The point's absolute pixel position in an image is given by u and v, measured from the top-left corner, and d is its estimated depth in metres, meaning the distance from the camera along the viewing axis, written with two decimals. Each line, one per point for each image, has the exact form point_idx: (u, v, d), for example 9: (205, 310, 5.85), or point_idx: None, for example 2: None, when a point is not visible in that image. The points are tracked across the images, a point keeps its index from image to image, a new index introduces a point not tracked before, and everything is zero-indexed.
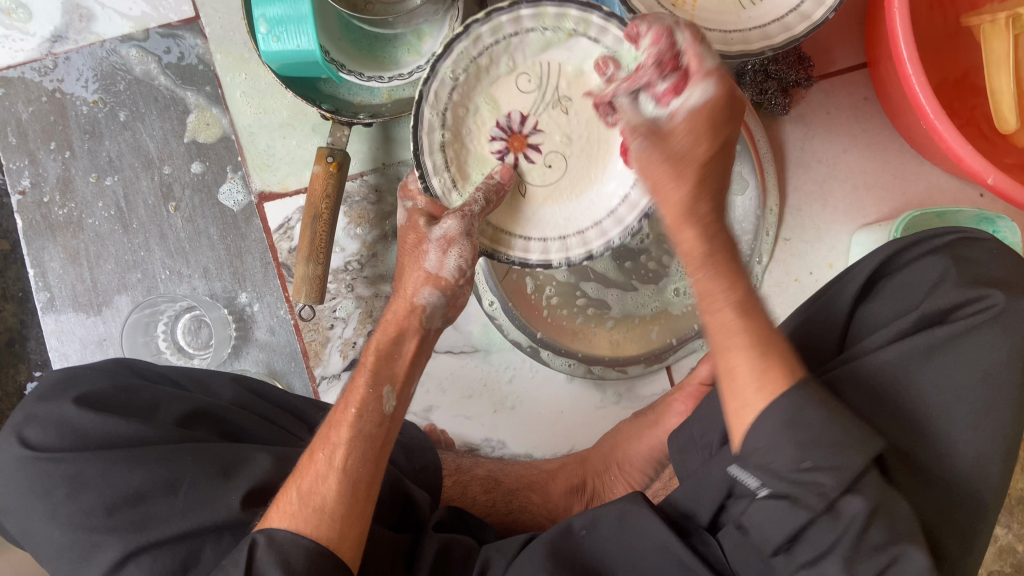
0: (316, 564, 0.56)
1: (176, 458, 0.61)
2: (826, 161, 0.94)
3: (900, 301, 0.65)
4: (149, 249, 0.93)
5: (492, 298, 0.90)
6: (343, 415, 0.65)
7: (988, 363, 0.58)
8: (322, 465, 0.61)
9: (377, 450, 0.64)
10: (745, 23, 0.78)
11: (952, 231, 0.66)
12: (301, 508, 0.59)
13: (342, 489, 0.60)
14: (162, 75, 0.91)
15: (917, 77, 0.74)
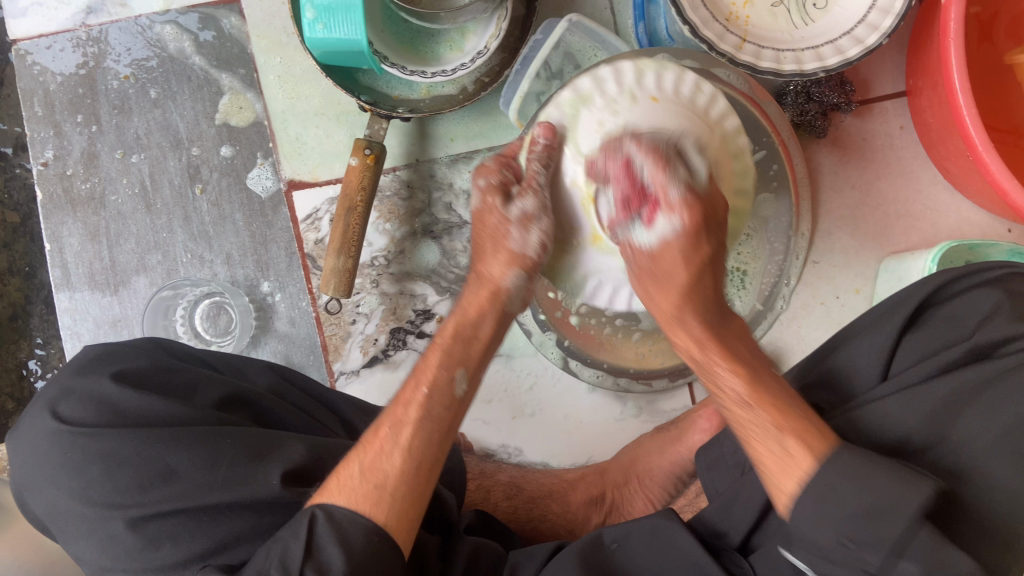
0: (374, 545, 0.55)
1: (212, 442, 0.60)
2: (859, 187, 0.94)
3: (950, 331, 0.64)
4: (172, 231, 0.91)
5: None
6: (412, 394, 0.62)
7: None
8: (386, 441, 0.60)
9: (446, 433, 0.62)
10: (798, 43, 0.79)
11: (1000, 265, 0.65)
12: (362, 484, 0.57)
13: (406, 468, 0.59)
14: (197, 54, 0.89)
15: (968, 108, 0.74)
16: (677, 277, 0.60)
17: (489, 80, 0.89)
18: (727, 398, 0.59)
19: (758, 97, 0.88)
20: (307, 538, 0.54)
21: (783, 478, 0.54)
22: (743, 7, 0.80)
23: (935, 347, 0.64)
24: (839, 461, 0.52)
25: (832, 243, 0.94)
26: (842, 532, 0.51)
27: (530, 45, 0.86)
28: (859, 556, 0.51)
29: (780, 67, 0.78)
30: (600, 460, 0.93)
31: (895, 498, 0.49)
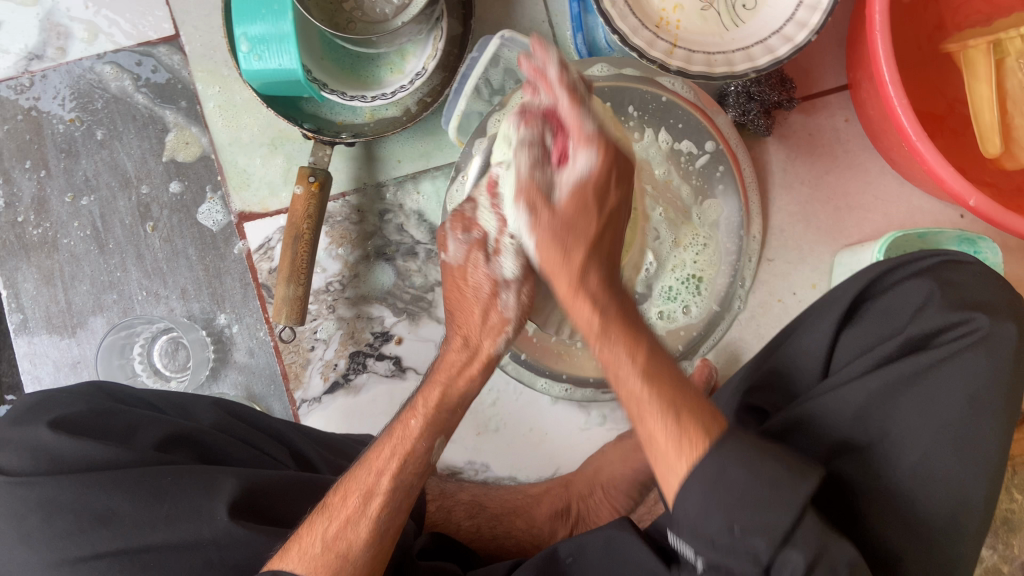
0: None
1: (153, 481, 0.60)
2: (809, 182, 0.94)
3: (884, 323, 0.64)
4: (125, 270, 0.92)
5: None
6: (384, 463, 0.61)
7: (971, 390, 0.58)
8: (354, 511, 0.58)
9: (409, 503, 0.61)
10: (728, 45, 0.79)
11: (935, 253, 0.67)
12: (324, 554, 0.56)
13: (372, 537, 0.58)
14: (140, 94, 0.90)
15: (898, 99, 0.75)
16: (584, 225, 0.59)
17: (430, 100, 0.89)
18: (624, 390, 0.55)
19: (705, 107, 0.89)
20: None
21: (673, 460, 0.50)
22: (673, 12, 0.80)
23: (870, 340, 0.64)
24: (728, 449, 0.49)
25: (785, 240, 0.94)
26: (733, 518, 0.47)
27: (467, 63, 0.86)
28: (749, 545, 0.46)
29: (712, 70, 0.78)
30: (567, 471, 0.93)
31: (783, 482, 0.47)
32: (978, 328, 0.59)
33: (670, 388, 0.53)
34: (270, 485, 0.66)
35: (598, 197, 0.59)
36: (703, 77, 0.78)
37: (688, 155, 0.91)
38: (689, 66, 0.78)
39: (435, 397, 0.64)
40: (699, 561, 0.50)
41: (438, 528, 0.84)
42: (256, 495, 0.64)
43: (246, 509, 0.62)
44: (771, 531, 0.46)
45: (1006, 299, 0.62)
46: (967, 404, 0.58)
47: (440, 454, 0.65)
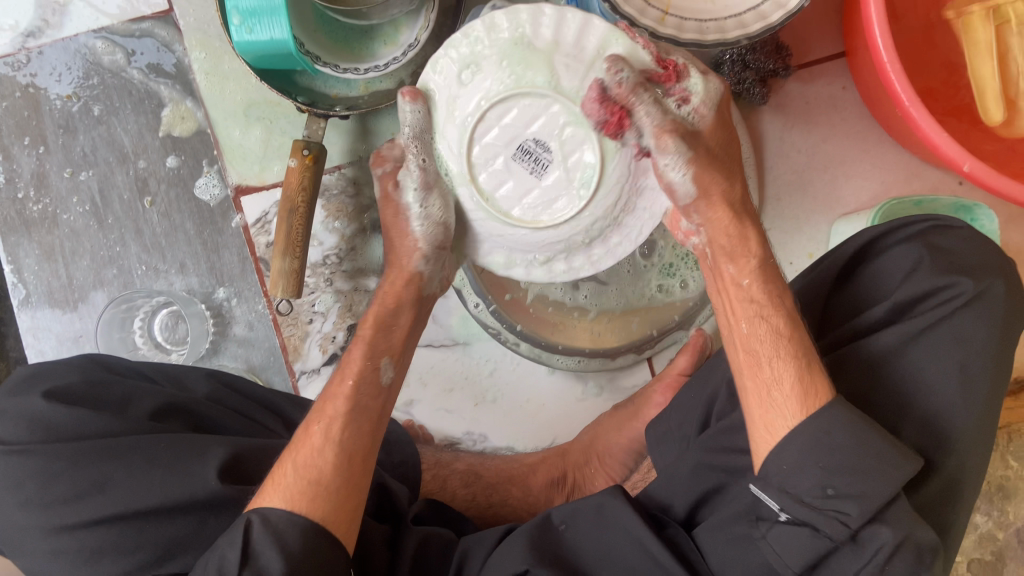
0: (316, 540, 0.57)
1: (146, 447, 0.62)
2: (806, 151, 0.93)
3: (879, 286, 0.64)
4: (125, 244, 0.93)
5: (477, 299, 0.89)
6: (339, 388, 0.66)
7: (959, 357, 0.58)
8: (317, 439, 0.62)
9: (373, 424, 0.66)
10: (721, 12, 0.78)
11: (925, 218, 0.66)
12: (296, 482, 0.60)
13: (339, 459, 0.62)
14: (134, 69, 0.91)
15: (893, 65, 0.74)
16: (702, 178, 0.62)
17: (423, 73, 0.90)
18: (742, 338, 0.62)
19: None
20: (243, 545, 0.55)
21: (790, 406, 0.57)
22: None
23: (863, 302, 0.65)
24: (834, 416, 0.55)
25: (781, 209, 0.94)
26: (830, 480, 0.54)
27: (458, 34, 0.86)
28: (838, 506, 0.54)
29: (703, 38, 0.77)
30: (564, 440, 0.94)
31: (888, 455, 0.54)
32: (967, 292, 0.59)
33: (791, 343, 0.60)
34: (259, 453, 0.67)
35: (731, 162, 0.65)
36: (696, 45, 0.77)
37: None
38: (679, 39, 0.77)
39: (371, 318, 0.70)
40: (783, 514, 0.56)
41: (434, 496, 0.86)
42: (244, 466, 0.65)
43: (234, 473, 0.64)
44: (864, 500, 0.53)
45: (996, 262, 0.62)
46: (958, 371, 0.58)
47: (393, 374, 0.69)
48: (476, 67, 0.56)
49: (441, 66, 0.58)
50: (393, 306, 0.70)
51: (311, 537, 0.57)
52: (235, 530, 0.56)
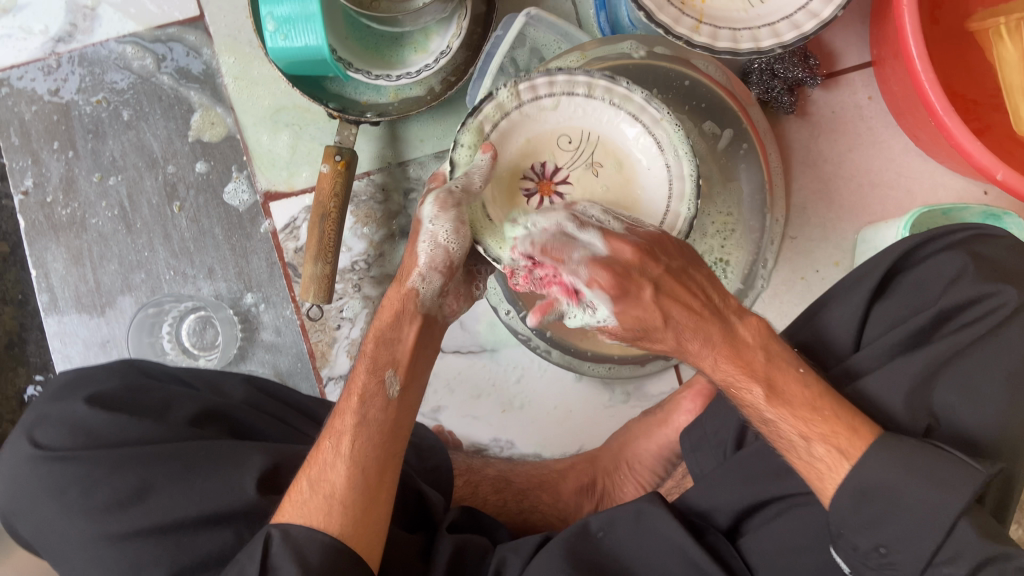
0: (336, 559, 0.56)
1: (187, 454, 0.61)
2: (832, 160, 0.94)
3: (922, 295, 0.65)
4: (153, 249, 0.93)
5: (507, 306, 0.89)
6: (347, 404, 0.65)
7: (1010, 367, 0.59)
8: (328, 455, 0.62)
9: (385, 439, 0.64)
10: (753, 21, 0.79)
11: (965, 227, 0.66)
12: (313, 497, 0.59)
13: (353, 475, 0.61)
14: (165, 74, 0.91)
15: (926, 74, 0.75)
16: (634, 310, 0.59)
17: (455, 80, 0.90)
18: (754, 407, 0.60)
19: (734, 91, 0.89)
20: (263, 558, 0.55)
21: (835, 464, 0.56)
22: None
23: (903, 314, 0.65)
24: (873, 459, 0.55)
25: (807, 218, 0.94)
26: (880, 538, 0.54)
27: (490, 41, 0.87)
28: (891, 560, 0.54)
29: (737, 48, 0.78)
30: (591, 448, 0.94)
31: (934, 496, 0.53)
32: (1012, 304, 0.60)
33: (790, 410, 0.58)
34: (298, 459, 0.67)
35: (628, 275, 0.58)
36: (729, 54, 0.78)
37: (713, 135, 0.91)
38: (714, 43, 0.78)
39: (375, 335, 0.67)
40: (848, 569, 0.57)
41: (466, 502, 0.84)
42: (282, 473, 0.64)
43: (272, 486, 0.63)
44: (913, 548, 0.53)
45: None
46: (1007, 380, 0.59)
47: (402, 387, 0.67)
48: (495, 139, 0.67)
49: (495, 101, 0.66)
50: (392, 319, 0.68)
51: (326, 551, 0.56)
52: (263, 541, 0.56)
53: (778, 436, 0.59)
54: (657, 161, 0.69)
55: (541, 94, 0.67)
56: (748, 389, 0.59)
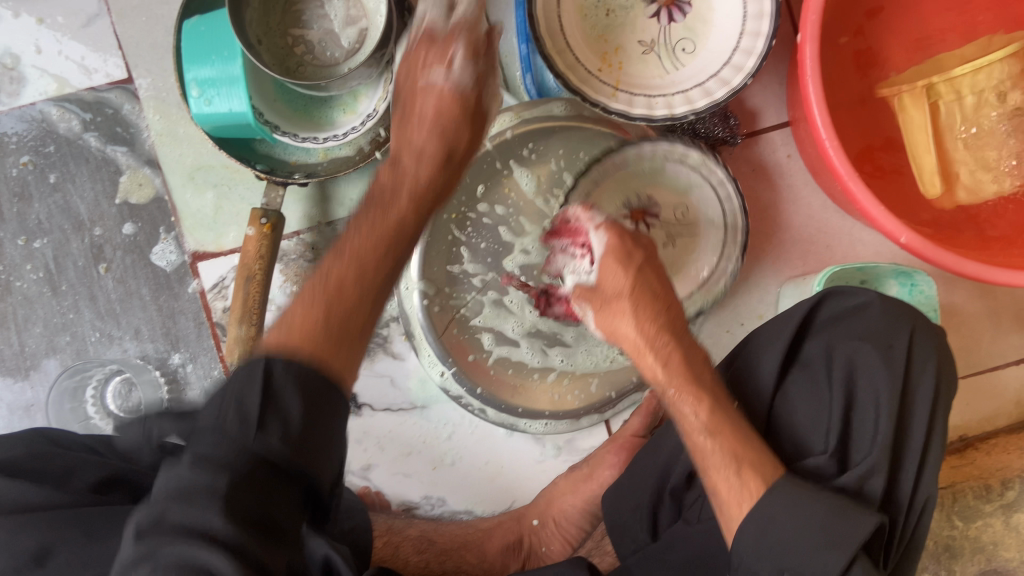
0: (331, 408, 0.52)
1: (86, 519, 0.61)
2: (754, 216, 0.96)
3: (808, 374, 0.70)
4: (79, 311, 0.92)
5: (442, 368, 0.88)
6: (360, 245, 0.63)
7: (914, 428, 0.66)
8: (343, 296, 0.59)
9: (386, 281, 0.64)
10: (668, 88, 0.81)
11: (849, 302, 0.72)
12: (315, 322, 0.57)
13: (359, 309, 0.60)
14: (91, 136, 0.91)
15: (831, 142, 0.77)
16: (653, 328, 0.71)
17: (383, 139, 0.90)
18: (688, 424, 0.68)
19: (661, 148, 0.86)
20: (267, 383, 0.51)
21: (735, 500, 0.63)
22: (615, 54, 0.82)
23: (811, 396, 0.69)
24: (777, 497, 0.62)
25: None
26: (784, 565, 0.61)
27: None
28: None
29: (652, 112, 0.79)
30: (522, 503, 0.95)
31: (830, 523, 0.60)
32: (901, 347, 0.67)
33: (730, 436, 0.65)
34: None
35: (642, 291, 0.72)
36: (645, 119, 0.79)
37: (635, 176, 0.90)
38: (670, 142, 0.83)
39: (387, 224, 0.67)
40: None
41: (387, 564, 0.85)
42: None
43: None
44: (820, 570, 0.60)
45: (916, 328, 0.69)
46: (915, 442, 0.65)
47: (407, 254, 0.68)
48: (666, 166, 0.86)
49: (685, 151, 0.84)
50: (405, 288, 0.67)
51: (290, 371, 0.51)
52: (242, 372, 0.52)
53: (705, 458, 0.65)
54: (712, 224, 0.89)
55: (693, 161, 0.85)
56: (692, 398, 0.68)
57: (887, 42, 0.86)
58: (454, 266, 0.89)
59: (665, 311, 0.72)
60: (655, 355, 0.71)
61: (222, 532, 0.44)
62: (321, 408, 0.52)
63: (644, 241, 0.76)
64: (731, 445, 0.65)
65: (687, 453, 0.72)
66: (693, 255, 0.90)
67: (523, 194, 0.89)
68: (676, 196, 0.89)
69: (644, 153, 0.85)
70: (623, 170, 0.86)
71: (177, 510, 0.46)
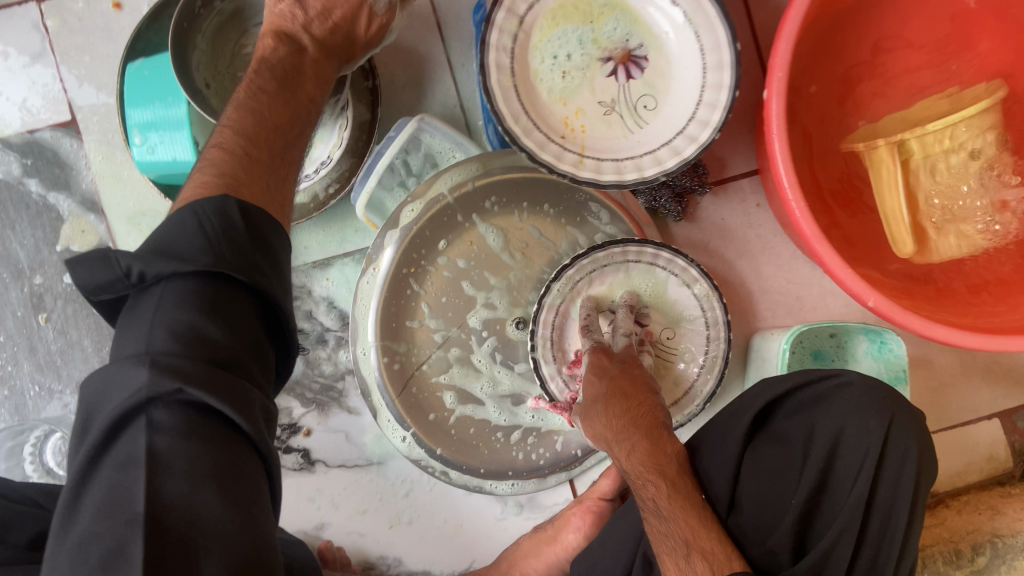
0: (210, 286, 0.50)
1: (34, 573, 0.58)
2: (721, 267, 0.94)
3: (785, 451, 0.71)
4: (17, 363, 0.88)
5: (403, 433, 0.85)
6: (238, 116, 0.65)
7: (889, 496, 0.67)
8: (224, 153, 0.61)
9: (274, 128, 0.65)
10: (636, 149, 0.79)
11: (827, 378, 0.72)
12: (205, 176, 0.58)
13: (243, 151, 0.61)
14: (32, 181, 0.87)
15: (797, 204, 0.73)
16: (621, 419, 0.74)
17: (339, 188, 0.86)
18: (650, 512, 0.69)
19: (635, 215, 0.86)
20: (159, 308, 0.48)
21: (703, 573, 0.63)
22: (577, 118, 0.80)
23: (779, 461, 0.71)
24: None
25: None
26: None
27: (382, 143, 0.83)
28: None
29: (622, 177, 0.77)
30: (483, 563, 0.91)
31: None
32: (879, 429, 0.68)
33: (684, 507, 0.68)
34: None
35: (632, 398, 0.75)
36: (616, 186, 0.77)
37: (596, 219, 0.87)
38: (688, 263, 0.83)
39: (264, 87, 0.67)
40: None
41: None
42: None
43: None
44: None
45: (896, 402, 0.70)
46: (889, 507, 0.67)
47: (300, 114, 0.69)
48: (670, 283, 0.85)
49: (681, 276, 0.84)
50: (295, 116, 0.68)
51: (213, 215, 0.52)
52: (159, 299, 0.49)
53: (668, 537, 0.66)
54: (702, 338, 0.86)
55: (694, 278, 0.84)
56: (654, 485, 0.70)
57: (858, 99, 0.84)
58: (411, 321, 0.86)
59: (642, 418, 0.74)
60: (622, 435, 0.74)
61: (218, 493, 0.43)
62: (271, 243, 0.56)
63: (629, 362, 0.78)
64: (685, 529, 0.66)
65: (642, 487, 0.71)
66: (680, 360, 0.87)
67: (488, 249, 0.86)
68: (669, 317, 0.87)
69: (634, 273, 0.85)
70: (625, 278, 0.85)
71: (165, 487, 0.42)
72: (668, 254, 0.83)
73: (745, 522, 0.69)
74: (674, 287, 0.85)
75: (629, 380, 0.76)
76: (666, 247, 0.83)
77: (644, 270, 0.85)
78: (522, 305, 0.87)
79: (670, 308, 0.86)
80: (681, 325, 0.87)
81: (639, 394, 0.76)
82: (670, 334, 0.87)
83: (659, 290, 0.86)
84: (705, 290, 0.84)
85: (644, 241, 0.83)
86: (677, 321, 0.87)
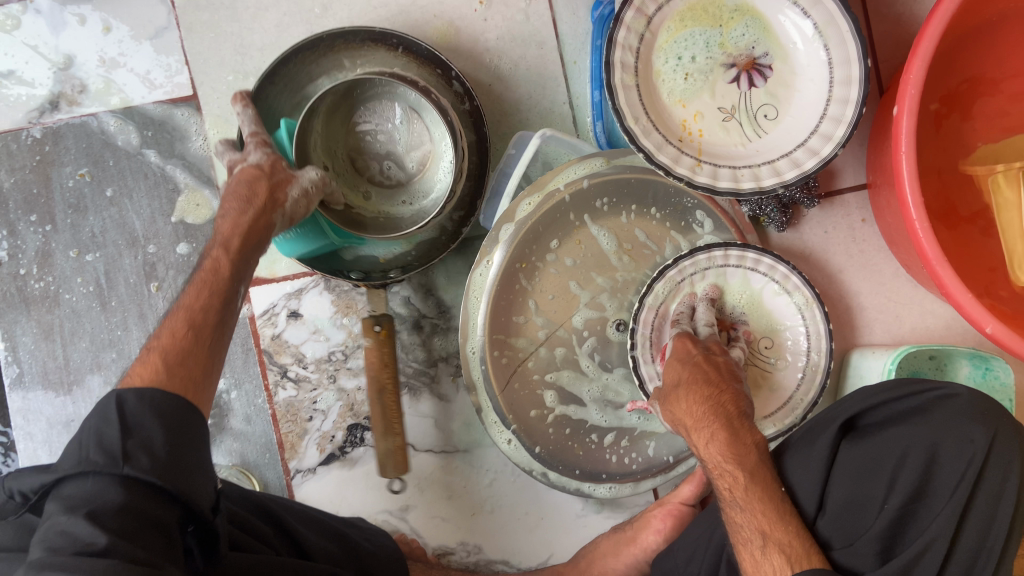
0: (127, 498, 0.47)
1: None
2: (821, 281, 0.93)
3: (878, 452, 0.65)
4: (127, 328, 0.91)
5: (509, 436, 0.87)
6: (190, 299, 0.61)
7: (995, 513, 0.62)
8: (163, 338, 0.58)
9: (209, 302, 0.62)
10: (752, 157, 0.79)
11: (931, 387, 0.67)
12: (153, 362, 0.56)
13: (164, 334, 0.58)
14: (151, 151, 0.90)
15: (921, 222, 0.72)
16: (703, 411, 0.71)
17: (465, 215, 0.88)
18: (730, 504, 0.66)
19: (740, 224, 0.86)
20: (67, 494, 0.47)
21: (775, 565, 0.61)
22: (695, 121, 0.80)
23: (872, 462, 0.65)
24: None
25: None
26: None
27: (505, 160, 0.88)
28: None
29: (739, 185, 0.76)
30: (560, 559, 0.92)
31: None
32: (984, 442, 0.63)
33: (764, 497, 0.65)
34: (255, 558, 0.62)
35: (710, 394, 0.72)
36: (731, 192, 0.76)
37: (698, 226, 0.87)
38: (779, 262, 0.82)
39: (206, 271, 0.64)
40: None
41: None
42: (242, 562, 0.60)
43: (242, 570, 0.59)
44: None
45: (1000, 417, 0.64)
46: (992, 524, 0.61)
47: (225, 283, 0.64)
48: (771, 292, 0.85)
49: (782, 286, 0.84)
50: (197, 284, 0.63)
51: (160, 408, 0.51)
52: (68, 499, 0.47)
53: (740, 529, 0.64)
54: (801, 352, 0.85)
55: (791, 284, 0.83)
56: (731, 476, 0.67)
57: (976, 119, 0.83)
58: (518, 316, 0.86)
59: (724, 414, 0.71)
60: (703, 430, 0.70)
61: None
62: (184, 434, 0.52)
63: (714, 349, 0.78)
64: (761, 520, 0.63)
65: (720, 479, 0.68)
66: (777, 370, 0.86)
67: (597, 249, 0.86)
68: (764, 325, 0.86)
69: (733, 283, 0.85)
70: (723, 283, 0.85)
71: None
72: (763, 255, 0.83)
73: (833, 525, 0.65)
74: (773, 295, 0.85)
75: (715, 371, 0.74)
76: (762, 249, 0.83)
77: (744, 276, 0.85)
78: (623, 306, 0.87)
79: (767, 318, 0.86)
80: (777, 334, 0.86)
81: (721, 389, 0.72)
82: (766, 343, 0.86)
83: (758, 299, 0.86)
84: (803, 299, 0.84)
85: (744, 245, 0.83)
86: (773, 330, 0.86)
